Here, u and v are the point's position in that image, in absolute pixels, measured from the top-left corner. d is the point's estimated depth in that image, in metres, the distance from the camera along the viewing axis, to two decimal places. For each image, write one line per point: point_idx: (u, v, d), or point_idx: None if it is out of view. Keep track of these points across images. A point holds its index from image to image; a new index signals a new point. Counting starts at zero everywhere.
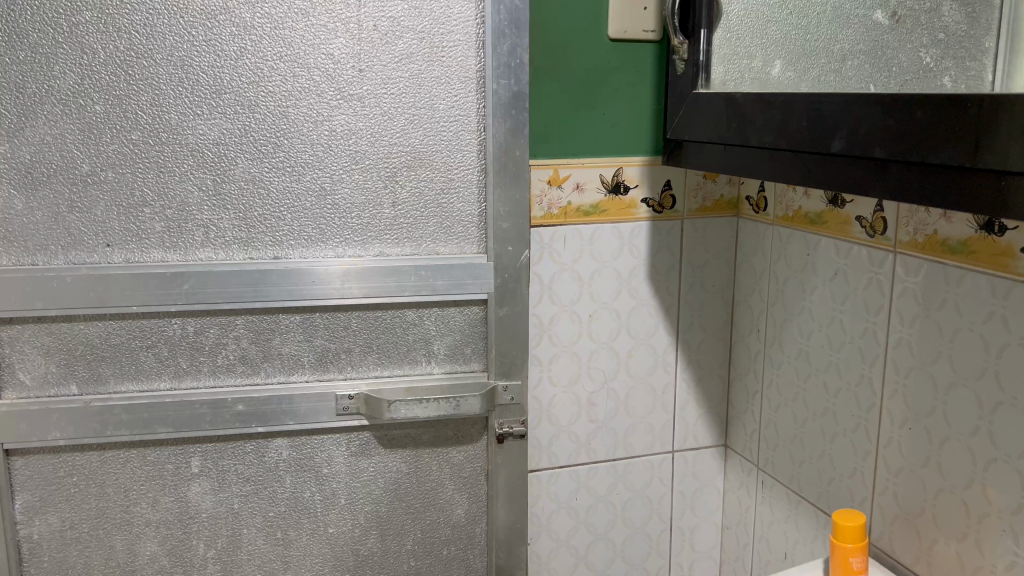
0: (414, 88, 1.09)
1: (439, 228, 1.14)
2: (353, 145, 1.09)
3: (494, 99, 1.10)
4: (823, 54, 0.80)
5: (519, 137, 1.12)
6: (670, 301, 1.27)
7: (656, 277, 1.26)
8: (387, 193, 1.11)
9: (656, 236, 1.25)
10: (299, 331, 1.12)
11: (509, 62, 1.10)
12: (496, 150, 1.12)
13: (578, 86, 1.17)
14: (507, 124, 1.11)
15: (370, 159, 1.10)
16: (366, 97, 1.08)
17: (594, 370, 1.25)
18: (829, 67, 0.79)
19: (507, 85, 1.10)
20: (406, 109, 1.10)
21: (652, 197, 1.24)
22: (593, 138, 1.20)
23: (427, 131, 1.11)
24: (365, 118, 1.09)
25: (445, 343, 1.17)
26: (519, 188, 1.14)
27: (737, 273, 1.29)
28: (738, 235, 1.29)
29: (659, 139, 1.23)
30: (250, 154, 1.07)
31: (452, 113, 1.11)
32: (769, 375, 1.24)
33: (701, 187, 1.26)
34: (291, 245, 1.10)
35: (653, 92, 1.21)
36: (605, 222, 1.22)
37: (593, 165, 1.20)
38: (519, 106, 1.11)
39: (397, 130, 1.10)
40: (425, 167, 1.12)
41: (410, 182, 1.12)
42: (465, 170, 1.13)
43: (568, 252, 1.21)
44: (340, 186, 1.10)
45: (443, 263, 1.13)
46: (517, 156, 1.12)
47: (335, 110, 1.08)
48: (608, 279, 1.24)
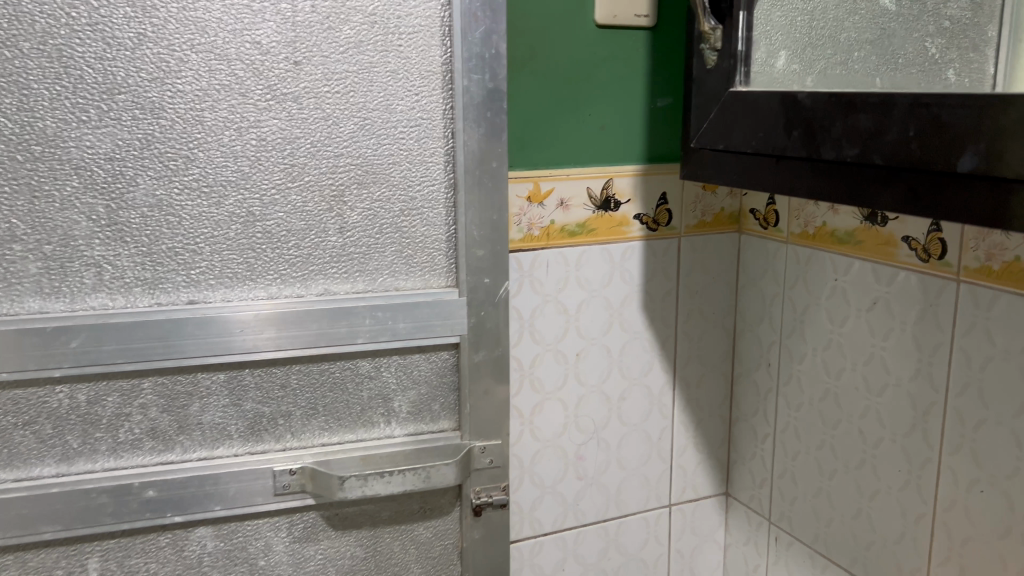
0: (365, 86, 0.87)
1: (398, 259, 0.92)
2: (287, 157, 0.86)
3: (465, 98, 0.89)
4: (828, 45, 0.71)
5: (497, 145, 0.91)
6: (667, 334, 1.09)
7: (652, 305, 1.07)
8: (332, 216, 0.89)
9: (651, 257, 1.06)
10: (223, 393, 0.89)
11: (484, 52, 0.88)
12: (469, 161, 0.90)
13: (560, 81, 0.97)
14: (484, 127, 0.90)
15: (309, 174, 0.87)
16: (303, 96, 0.86)
17: (582, 419, 1.06)
18: (834, 59, 0.70)
19: (482, 80, 0.89)
20: (354, 110, 0.87)
21: (646, 213, 1.04)
22: (578, 143, 1.00)
23: (381, 138, 0.89)
24: (303, 123, 0.86)
25: (407, 399, 0.95)
26: (497, 208, 0.93)
27: (740, 298, 1.11)
28: (741, 253, 1.11)
29: (652, 145, 1.04)
30: (155, 172, 0.83)
31: (413, 116, 0.89)
32: (783, 418, 1.07)
33: (700, 199, 1.07)
34: (210, 285, 0.87)
35: (646, 87, 1.02)
36: (593, 243, 1.02)
37: (580, 176, 1.00)
38: (496, 106, 0.90)
39: (343, 137, 0.88)
40: (381, 184, 0.90)
41: (362, 202, 0.90)
42: (429, 185, 0.92)
43: (551, 281, 1.01)
44: (272, 210, 0.87)
45: (404, 302, 0.92)
46: (495, 167, 0.91)
47: (263, 112, 0.85)
48: (598, 310, 1.04)
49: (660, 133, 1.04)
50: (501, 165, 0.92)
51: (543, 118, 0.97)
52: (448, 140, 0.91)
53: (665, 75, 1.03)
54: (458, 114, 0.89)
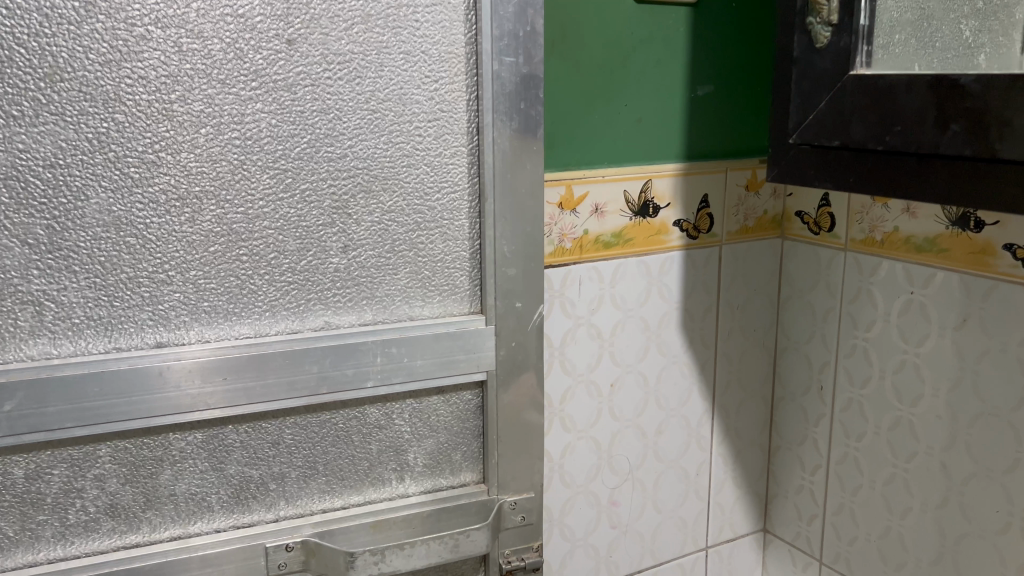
0: (375, 71, 0.71)
1: (413, 282, 0.76)
2: (278, 161, 0.69)
3: (495, 85, 0.73)
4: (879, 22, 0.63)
5: (531, 142, 0.76)
6: (707, 356, 0.95)
7: (691, 324, 0.93)
8: (335, 233, 0.72)
9: (691, 269, 0.92)
10: (201, 456, 0.71)
11: (517, 29, 0.73)
12: (499, 162, 0.75)
13: (595, 66, 0.82)
14: (517, 121, 0.75)
15: (306, 180, 0.71)
16: (298, 84, 0.69)
17: (616, 459, 0.91)
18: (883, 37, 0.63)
19: (515, 64, 0.74)
20: (360, 101, 0.71)
21: (686, 219, 0.91)
22: (615, 139, 0.85)
23: (393, 135, 0.73)
24: (298, 117, 0.69)
25: (424, 450, 0.79)
26: (530, 217, 0.78)
27: (783, 313, 0.99)
28: (784, 262, 0.98)
29: (693, 139, 0.90)
30: (111, 181, 0.65)
31: (432, 108, 0.73)
32: (839, 449, 0.94)
33: (743, 202, 0.94)
34: (183, 323, 0.69)
35: (686, 73, 0.88)
36: (629, 256, 0.88)
37: (616, 177, 0.86)
38: (530, 95, 0.75)
39: (348, 135, 0.71)
40: (393, 191, 0.73)
41: (370, 215, 0.73)
42: (449, 192, 0.76)
43: (584, 301, 0.86)
44: (262, 227, 0.70)
45: (423, 335, 0.75)
46: (527, 168, 0.76)
47: (249, 105, 0.68)
48: (634, 332, 0.90)
49: (701, 126, 0.90)
50: (535, 165, 0.77)
51: (578, 110, 0.82)
52: (473, 136, 0.76)
53: (706, 59, 0.89)
54: (488, 105, 0.74)
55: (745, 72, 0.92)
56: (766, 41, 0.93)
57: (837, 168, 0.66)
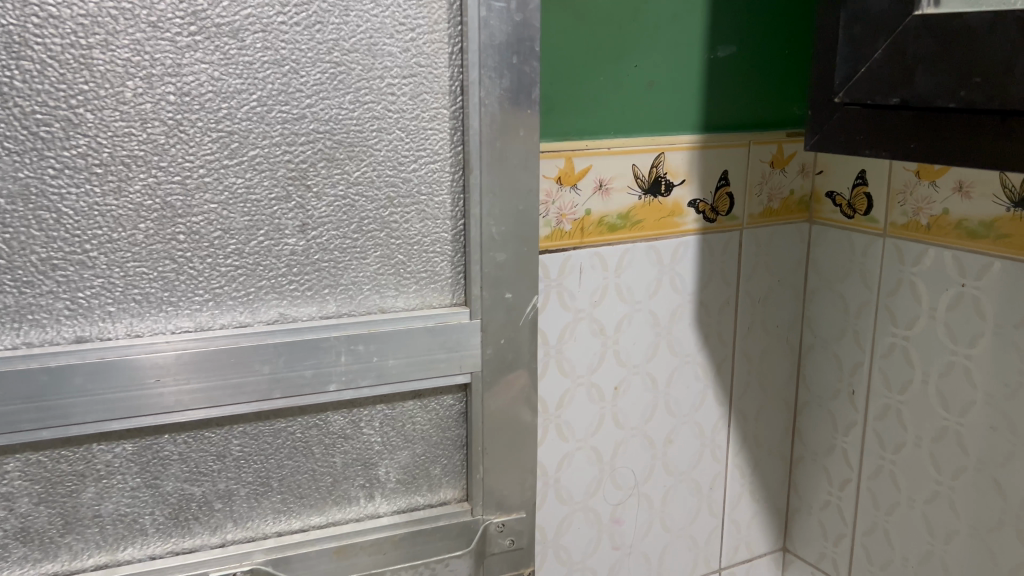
0: (337, 14, 0.59)
1: (384, 268, 0.65)
2: (221, 120, 0.58)
3: (483, 35, 0.62)
4: None
5: (526, 103, 0.65)
6: (723, 355, 0.84)
7: (706, 319, 0.82)
8: (292, 209, 0.61)
9: (707, 256, 0.81)
10: (132, 470, 0.60)
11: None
12: (486, 127, 0.64)
13: (602, 20, 0.71)
14: (508, 78, 0.63)
15: (255, 145, 0.59)
16: (246, 28, 0.58)
17: (620, 471, 0.80)
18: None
19: (506, 10, 0.62)
20: (320, 51, 0.60)
21: (702, 199, 0.80)
22: (623, 105, 0.74)
23: (361, 92, 0.61)
24: (246, 69, 0.58)
25: (397, 463, 0.68)
26: (523, 193, 0.66)
27: (810, 307, 0.88)
28: (812, 250, 0.87)
29: (712, 108, 0.79)
30: (16, 142, 0.54)
31: (407, 60, 0.62)
32: (872, 463, 0.83)
33: (767, 180, 0.83)
34: (108, 314, 0.58)
35: (705, 28, 0.77)
36: (637, 240, 0.77)
37: (623, 148, 0.74)
38: (524, 47, 0.63)
39: (306, 92, 0.60)
40: (360, 160, 0.62)
41: (333, 187, 0.62)
42: (427, 162, 0.64)
43: (585, 292, 0.75)
44: (203, 201, 0.59)
45: (395, 330, 0.64)
46: (520, 136, 0.65)
47: (187, 50, 0.57)
48: (641, 327, 0.79)
49: (721, 93, 0.79)
50: (530, 131, 0.65)
51: (580, 69, 0.71)
52: (456, 95, 0.64)
53: (728, 14, 0.78)
54: (473, 58, 0.62)
55: (772, 31, 0.81)
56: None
57: (895, 130, 0.61)
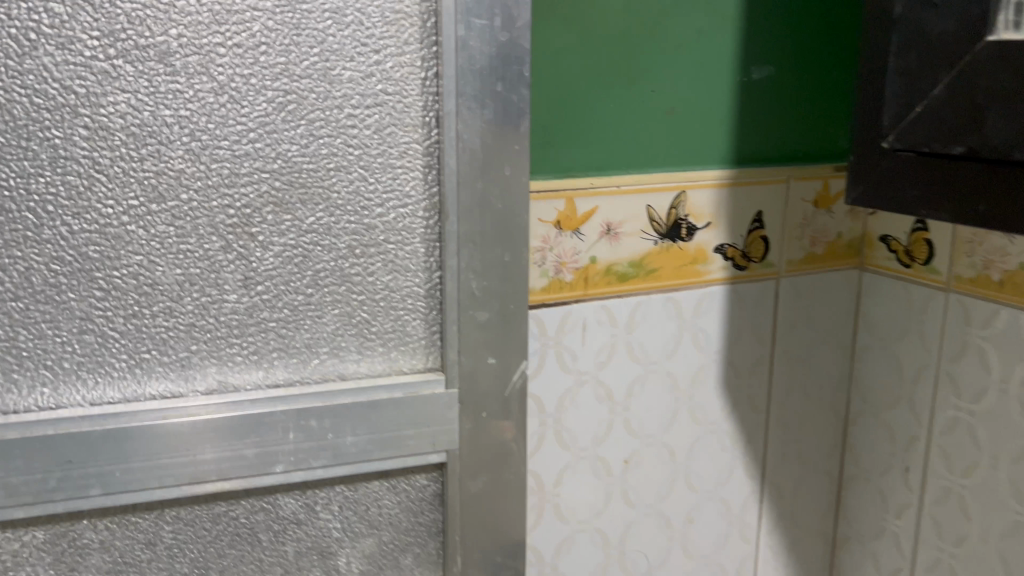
0: (285, 33, 0.50)
1: (345, 328, 0.55)
2: (145, 158, 0.49)
3: (460, 58, 0.52)
4: None
5: (512, 137, 0.55)
6: (756, 422, 0.74)
7: (735, 382, 0.72)
8: (232, 261, 0.52)
9: (736, 310, 0.71)
10: (43, 562, 0.52)
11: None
12: (463, 166, 0.54)
13: (610, 38, 0.62)
14: (491, 108, 0.53)
15: (187, 187, 0.50)
16: (175, 51, 0.49)
17: (630, 556, 0.70)
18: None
19: (488, 29, 0.52)
20: (265, 77, 0.51)
21: (730, 245, 0.70)
22: (637, 136, 0.64)
23: (314, 124, 0.52)
24: (176, 99, 0.49)
25: (360, 552, 0.59)
26: (509, 243, 0.56)
27: (859, 368, 0.77)
28: (861, 302, 0.76)
29: (742, 139, 0.69)
30: None
31: (371, 87, 0.52)
32: (929, 552, 0.73)
33: (807, 223, 0.73)
34: (13, 384, 0.50)
35: (735, 48, 0.67)
36: (653, 292, 0.67)
37: (636, 187, 0.65)
38: (510, 72, 0.53)
39: (249, 125, 0.51)
40: (314, 203, 0.53)
41: (281, 236, 0.53)
42: (395, 207, 0.55)
43: (589, 353, 0.65)
44: (125, 253, 0.50)
45: (355, 402, 0.55)
46: (505, 176, 0.55)
47: (104, 76, 0.48)
48: (658, 392, 0.69)
49: (755, 122, 0.69)
50: (517, 171, 0.55)
51: (584, 95, 0.61)
52: (431, 128, 0.54)
53: (763, 31, 0.68)
54: (448, 85, 0.52)
55: (815, 51, 0.70)
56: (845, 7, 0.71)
57: (964, 187, 0.51)
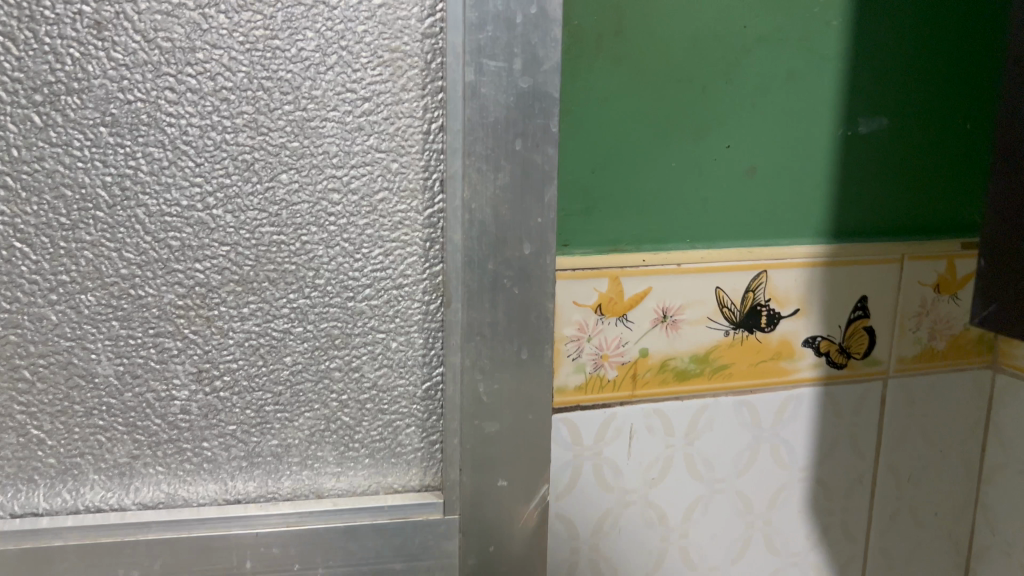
0: (252, 75, 0.41)
1: (322, 433, 0.45)
2: (77, 226, 0.41)
3: (470, 108, 0.41)
4: None
5: (534, 206, 0.43)
6: (851, 554, 0.62)
7: (822, 504, 0.60)
8: (183, 351, 0.43)
9: (826, 418, 0.59)
10: None
11: (508, 8, 0.41)
12: (469, 242, 0.43)
13: (670, 83, 0.52)
14: (506, 171, 0.42)
15: (128, 261, 0.41)
16: (115, 97, 0.40)
17: None
18: None
19: (506, 73, 0.41)
20: (228, 129, 0.41)
21: (822, 338, 0.58)
22: (703, 200, 0.54)
23: (287, 186, 0.42)
24: (116, 155, 0.40)
25: None
26: (527, 336, 0.45)
27: (988, 491, 0.63)
28: (994, 412, 0.62)
29: (843, 204, 0.57)
30: None
31: (358, 143, 0.42)
32: None
33: (922, 313, 0.60)
34: None
35: (833, 93, 0.55)
36: (720, 392, 0.57)
37: (700, 265, 0.55)
38: (533, 127, 0.42)
39: (206, 187, 0.41)
40: (285, 281, 0.43)
41: (243, 321, 0.43)
42: (384, 290, 0.44)
43: (635, 467, 0.55)
44: (53, 337, 0.42)
45: (329, 527, 0.44)
46: (524, 255, 0.44)
47: (28, 128, 0.40)
48: (724, 515, 0.58)
49: (860, 184, 0.57)
50: (539, 250, 0.44)
51: (637, 151, 0.52)
52: (434, 195, 0.44)
53: (869, 74, 0.56)
54: (451, 142, 0.41)
55: (941, 97, 0.58)
56: (979, 44, 0.58)
57: None
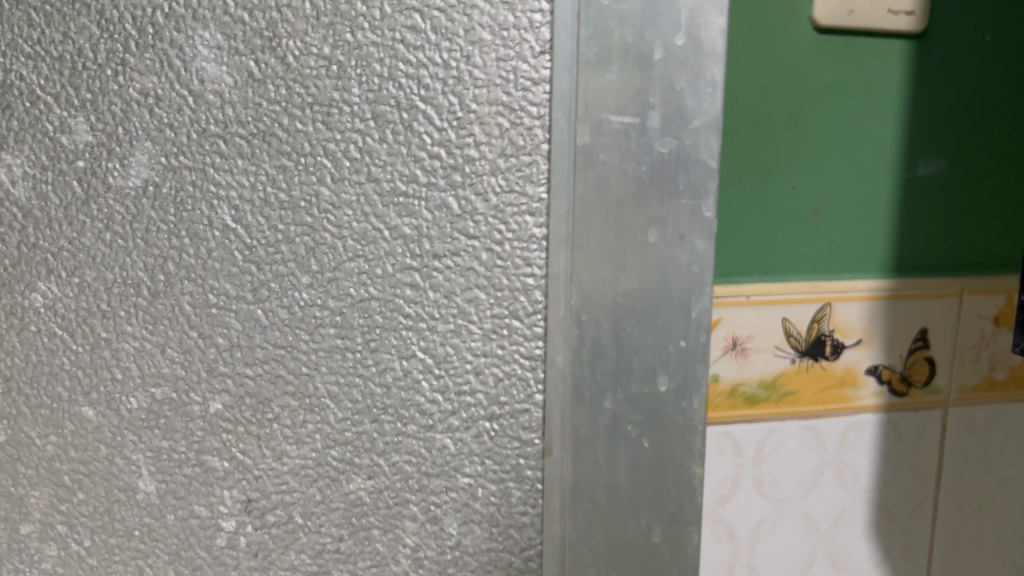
0: (309, 135, 0.29)
1: None
2: (97, 343, 0.31)
3: (584, 182, 0.28)
4: None
5: (675, 322, 0.29)
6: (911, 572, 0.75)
7: (884, 526, 0.73)
8: (231, 475, 0.31)
9: (891, 445, 0.72)
10: None
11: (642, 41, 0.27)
12: (576, 369, 0.29)
13: (750, 125, 0.63)
14: (632, 272, 0.29)
15: (169, 360, 0.31)
16: (135, 169, 0.30)
17: None
18: None
19: (636, 133, 0.28)
20: (284, 205, 0.29)
21: (886, 365, 0.70)
22: (776, 234, 0.66)
23: (349, 279, 0.30)
24: (139, 247, 0.30)
25: None
26: (662, 511, 0.30)
27: None
28: None
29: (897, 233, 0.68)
30: None
31: (442, 227, 0.29)
32: None
33: (983, 349, 0.71)
34: None
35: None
36: (791, 416, 0.70)
37: (766, 297, 0.66)
38: (674, 208, 0.28)
39: (245, 296, 0.30)
40: (351, 418, 0.30)
41: (299, 446, 0.31)
42: (473, 456, 0.30)
43: (724, 484, 0.70)
44: (91, 442, 0.32)
45: None
46: (657, 394, 0.29)
47: (70, 200, 0.30)
48: (792, 531, 0.72)
49: (905, 217, 0.68)
50: (681, 388, 0.29)
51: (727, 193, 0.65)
52: (522, 315, 0.29)
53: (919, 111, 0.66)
54: (553, 223, 0.28)
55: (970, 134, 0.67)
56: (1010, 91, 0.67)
57: None
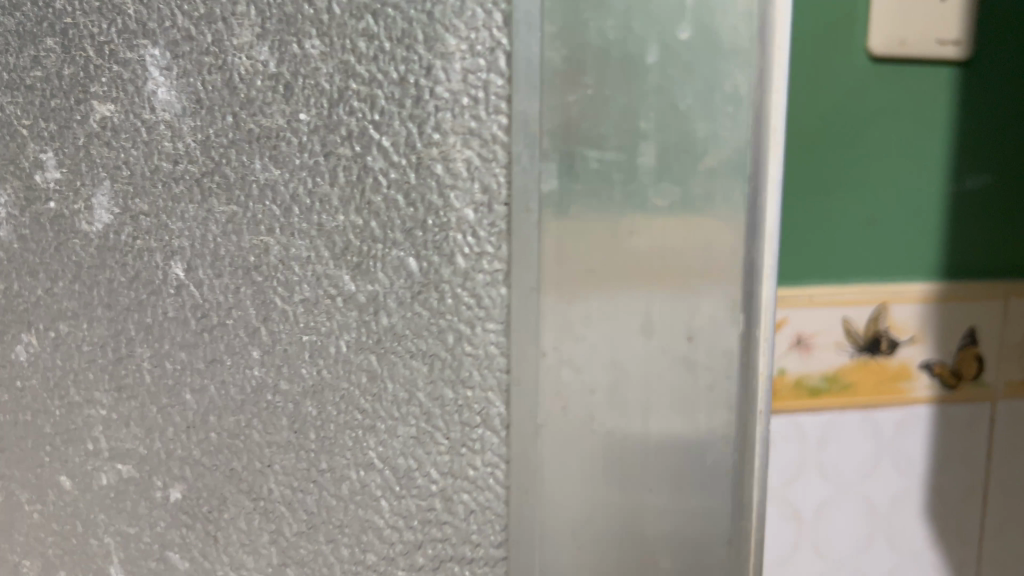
0: (258, 174, 0.23)
1: None
2: (72, 406, 0.27)
3: (550, 245, 0.20)
4: None
5: (689, 474, 0.20)
6: None
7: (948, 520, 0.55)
8: None
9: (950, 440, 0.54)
10: None
11: (629, 32, 0.18)
12: (536, 510, 0.21)
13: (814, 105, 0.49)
14: (611, 374, 0.20)
15: (134, 436, 0.26)
16: (101, 212, 0.25)
17: None
18: None
19: (622, 172, 0.19)
20: (236, 262, 0.23)
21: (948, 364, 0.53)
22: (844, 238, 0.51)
23: (302, 357, 0.23)
24: (105, 296, 0.26)
25: None
26: None
27: None
28: None
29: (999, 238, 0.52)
30: None
31: (401, 297, 0.22)
32: None
33: None
34: None
35: (942, 140, 0.50)
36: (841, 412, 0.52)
37: (830, 300, 0.51)
38: (671, 278, 0.19)
39: (197, 365, 0.24)
40: (306, 535, 0.24)
41: (256, 557, 0.25)
42: None
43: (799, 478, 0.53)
44: (67, 517, 0.28)
45: None
46: (655, 549, 0.20)
47: (45, 244, 0.27)
48: (851, 518, 0.54)
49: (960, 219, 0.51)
50: (693, 564, 0.20)
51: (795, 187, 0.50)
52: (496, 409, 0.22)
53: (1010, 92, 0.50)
54: (517, 315, 0.21)
55: None
56: None
57: None
